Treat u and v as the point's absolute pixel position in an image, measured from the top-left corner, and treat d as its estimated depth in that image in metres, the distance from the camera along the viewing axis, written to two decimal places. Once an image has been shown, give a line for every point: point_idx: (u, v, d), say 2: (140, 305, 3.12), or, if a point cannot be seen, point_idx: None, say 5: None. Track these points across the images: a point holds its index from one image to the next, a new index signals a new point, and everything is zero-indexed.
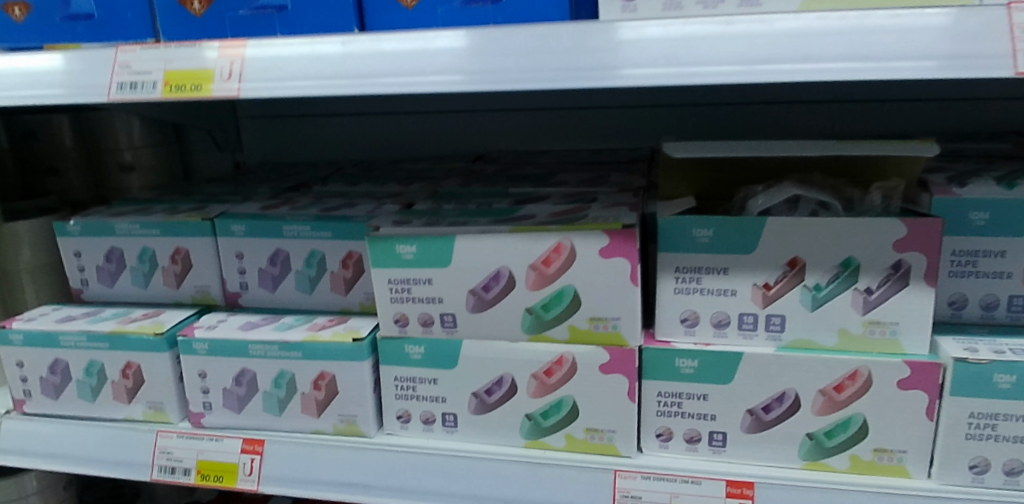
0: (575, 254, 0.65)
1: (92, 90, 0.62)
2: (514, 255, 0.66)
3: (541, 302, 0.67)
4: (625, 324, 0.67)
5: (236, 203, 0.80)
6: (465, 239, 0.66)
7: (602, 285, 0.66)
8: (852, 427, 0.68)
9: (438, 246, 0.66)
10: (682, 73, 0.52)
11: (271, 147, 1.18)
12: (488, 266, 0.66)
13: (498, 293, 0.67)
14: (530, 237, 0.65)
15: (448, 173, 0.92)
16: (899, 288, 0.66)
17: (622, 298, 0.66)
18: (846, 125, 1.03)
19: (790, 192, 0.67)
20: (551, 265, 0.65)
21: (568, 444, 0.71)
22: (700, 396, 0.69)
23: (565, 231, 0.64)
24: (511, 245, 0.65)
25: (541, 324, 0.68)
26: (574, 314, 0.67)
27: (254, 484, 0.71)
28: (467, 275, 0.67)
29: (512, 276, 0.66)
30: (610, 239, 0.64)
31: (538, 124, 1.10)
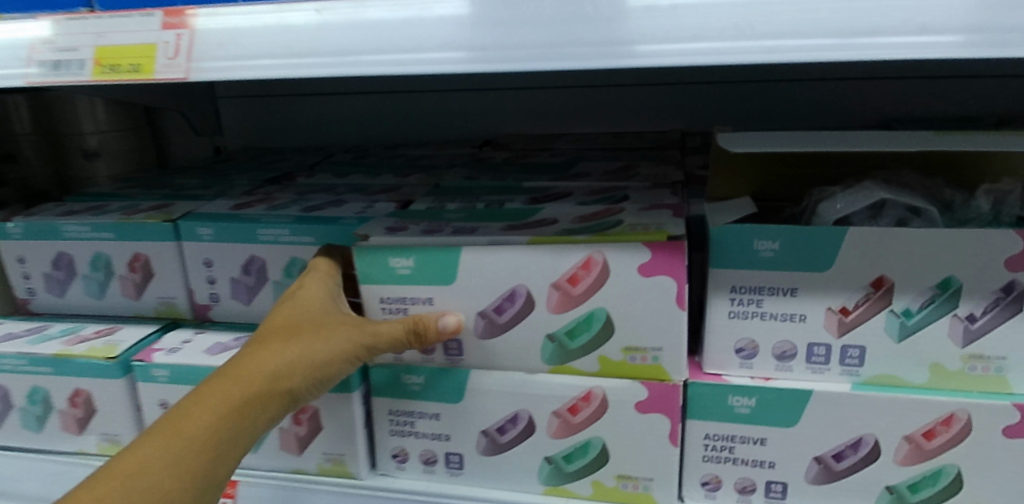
0: (608, 271, 0.52)
1: (9, 71, 0.50)
2: (533, 271, 0.53)
3: (566, 327, 0.55)
4: (668, 356, 0.55)
5: (207, 199, 0.69)
6: (472, 251, 0.54)
7: (641, 310, 0.53)
8: (942, 481, 0.56)
9: (441, 259, 0.54)
10: (757, 49, 0.39)
11: (255, 131, 1.05)
12: (500, 283, 0.54)
13: (513, 316, 0.55)
14: (552, 250, 0.52)
15: (452, 163, 0.80)
16: (1010, 316, 0.53)
17: (665, 325, 0.53)
18: (906, 106, 0.89)
19: (876, 195, 0.54)
20: (578, 284, 0.53)
21: (595, 492, 0.60)
22: (757, 440, 0.57)
23: (596, 242, 0.52)
24: (528, 260, 0.53)
25: (566, 354, 0.56)
26: (605, 342, 0.55)
27: None
28: (475, 295, 0.55)
29: (531, 296, 0.54)
30: (652, 254, 0.51)
31: (554, 104, 0.96)
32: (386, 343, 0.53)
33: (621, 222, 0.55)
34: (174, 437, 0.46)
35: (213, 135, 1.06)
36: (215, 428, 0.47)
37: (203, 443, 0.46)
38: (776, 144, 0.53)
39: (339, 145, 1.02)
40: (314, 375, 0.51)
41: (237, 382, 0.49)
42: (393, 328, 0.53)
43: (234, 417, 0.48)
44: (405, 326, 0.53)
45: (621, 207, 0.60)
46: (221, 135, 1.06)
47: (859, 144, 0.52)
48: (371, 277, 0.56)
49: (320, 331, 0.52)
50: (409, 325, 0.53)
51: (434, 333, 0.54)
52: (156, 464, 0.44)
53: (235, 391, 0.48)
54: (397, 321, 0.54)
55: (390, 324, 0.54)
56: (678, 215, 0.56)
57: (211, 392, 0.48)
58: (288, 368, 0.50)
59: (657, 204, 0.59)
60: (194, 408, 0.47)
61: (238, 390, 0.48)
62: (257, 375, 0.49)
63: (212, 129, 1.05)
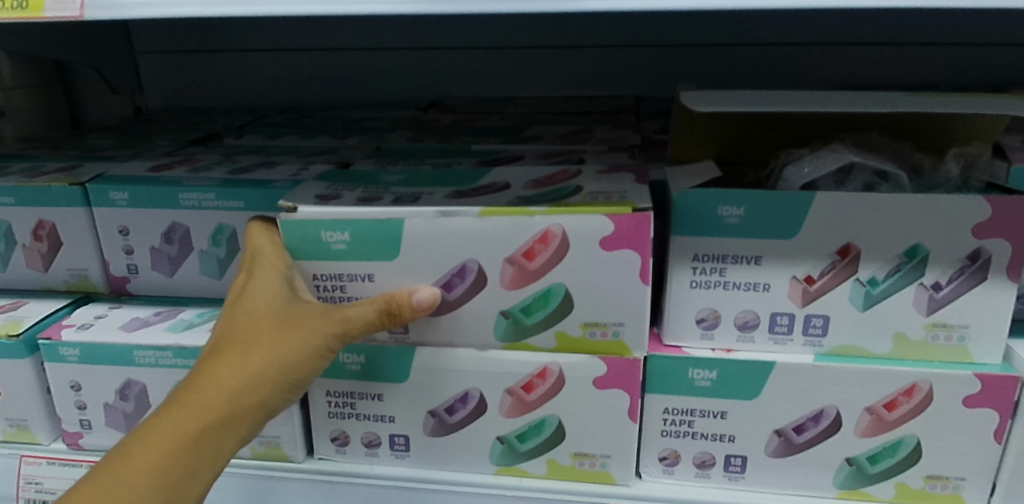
0: (567, 245, 0.48)
1: None
2: (484, 244, 0.49)
3: (521, 303, 0.51)
4: (630, 331, 0.51)
5: (121, 161, 0.63)
6: (416, 221, 0.49)
7: (600, 284, 0.50)
8: (901, 452, 0.55)
9: (381, 232, 0.49)
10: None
11: (182, 90, 0.97)
12: (446, 254, 0.50)
13: (463, 293, 0.51)
14: (504, 222, 0.48)
15: (395, 125, 0.74)
16: (975, 284, 0.51)
17: (627, 298, 0.50)
18: (868, 74, 0.86)
19: (846, 158, 0.51)
20: (534, 259, 0.49)
21: (550, 471, 0.57)
22: (716, 415, 0.55)
23: (553, 214, 0.47)
24: (480, 232, 0.48)
25: (521, 331, 0.52)
26: (563, 318, 0.52)
27: None
28: (423, 270, 0.50)
29: (483, 271, 0.50)
30: (617, 227, 0.47)
31: (504, 64, 0.90)
32: (360, 331, 0.47)
33: (581, 190, 0.51)
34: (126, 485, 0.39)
35: (134, 94, 0.98)
36: (174, 463, 0.40)
37: (160, 485, 0.40)
38: (742, 103, 0.49)
39: (274, 106, 0.95)
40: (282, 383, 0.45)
41: (196, 406, 0.42)
42: (364, 312, 0.47)
43: (196, 447, 0.41)
44: (377, 307, 0.48)
45: (578, 170, 0.55)
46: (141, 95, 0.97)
47: (825, 105, 0.49)
48: (304, 253, 0.50)
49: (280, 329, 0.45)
50: (382, 307, 0.48)
51: (412, 311, 0.49)
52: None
53: (190, 420, 0.41)
54: (368, 304, 0.48)
55: (362, 308, 0.47)
56: (643, 182, 0.52)
57: (162, 425, 0.41)
58: (252, 381, 0.43)
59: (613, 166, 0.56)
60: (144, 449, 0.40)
61: (195, 416, 0.42)
62: (217, 394, 0.43)
63: (130, 88, 0.96)
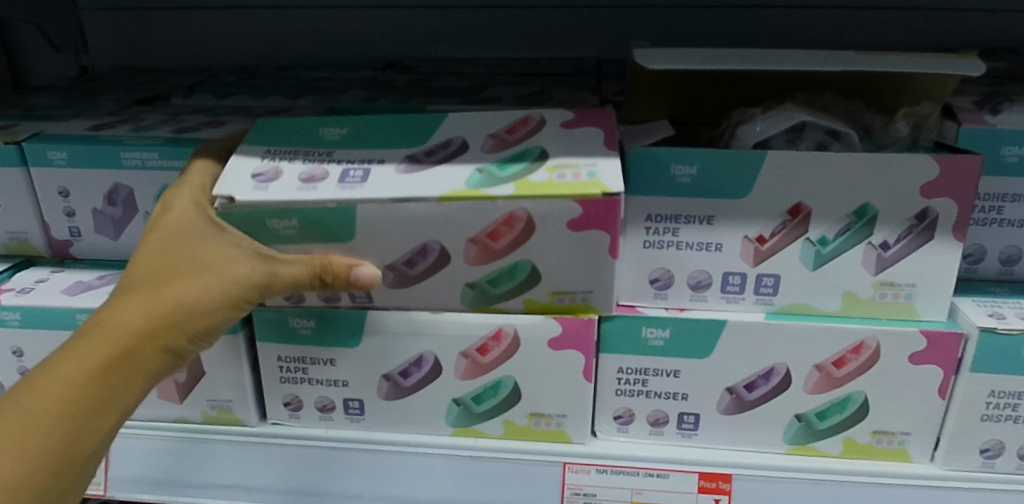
0: (532, 226, 0.48)
1: None
2: (442, 225, 0.48)
3: (488, 276, 0.51)
4: (600, 296, 0.51)
5: (60, 120, 0.60)
6: (366, 206, 0.47)
7: (558, 257, 0.49)
8: (850, 408, 0.56)
9: (335, 217, 0.47)
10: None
11: (131, 50, 0.93)
12: (395, 230, 0.48)
13: (427, 268, 0.50)
14: (464, 207, 0.46)
15: (350, 85, 0.72)
16: (922, 243, 0.52)
17: (588, 270, 0.50)
18: (831, 38, 0.85)
19: (797, 117, 0.51)
20: (499, 239, 0.48)
21: (506, 431, 0.57)
22: (670, 373, 0.56)
23: (515, 201, 0.46)
24: (438, 214, 0.47)
25: (488, 299, 0.52)
26: (533, 287, 0.51)
27: (100, 490, 0.56)
28: (377, 243, 0.49)
29: (445, 251, 0.49)
30: (584, 209, 0.46)
31: (464, 25, 0.88)
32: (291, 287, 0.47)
33: (548, 158, 0.48)
34: (28, 413, 0.39)
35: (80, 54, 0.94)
36: (81, 395, 0.41)
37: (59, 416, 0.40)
38: (692, 61, 0.48)
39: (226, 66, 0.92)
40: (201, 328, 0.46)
41: (103, 341, 0.42)
42: (296, 269, 0.47)
43: (104, 383, 0.42)
44: (311, 269, 0.47)
45: (540, 120, 0.51)
46: (87, 53, 0.93)
47: (776, 63, 0.48)
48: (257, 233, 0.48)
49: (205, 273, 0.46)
50: (316, 269, 0.47)
51: (346, 276, 0.48)
52: (8, 445, 0.38)
53: (94, 354, 0.42)
54: (303, 260, 0.48)
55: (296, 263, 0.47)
56: (614, 148, 0.49)
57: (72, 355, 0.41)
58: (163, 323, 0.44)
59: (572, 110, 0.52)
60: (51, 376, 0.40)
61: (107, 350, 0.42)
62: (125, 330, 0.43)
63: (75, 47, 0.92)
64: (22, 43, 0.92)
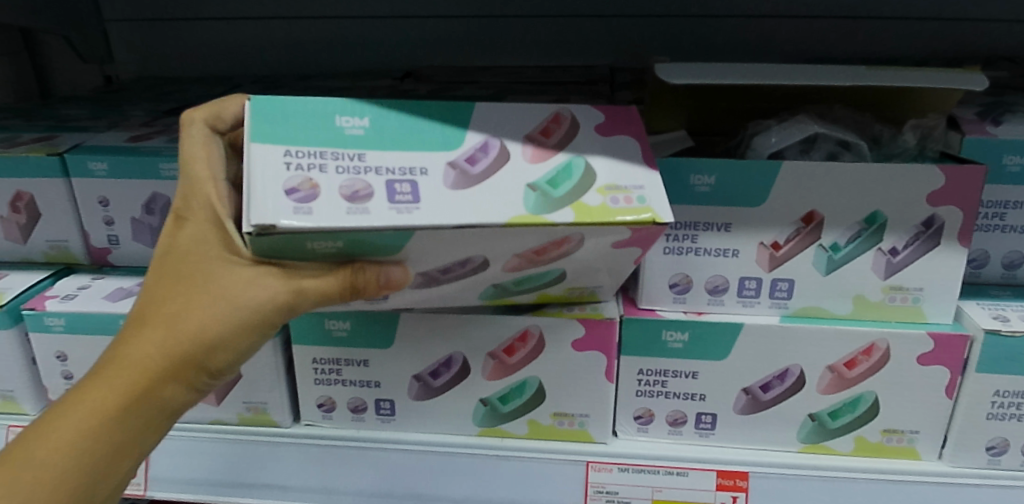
0: (580, 245, 0.45)
1: None
2: (494, 241, 0.42)
3: (513, 280, 0.50)
4: (606, 288, 0.55)
5: (96, 132, 0.62)
6: (423, 231, 0.40)
7: (585, 266, 0.49)
8: (860, 407, 0.59)
9: (389, 240, 0.41)
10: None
11: (153, 60, 0.95)
12: (439, 249, 0.43)
13: (459, 275, 0.47)
14: (526, 230, 0.41)
15: (371, 94, 0.74)
16: (929, 249, 0.55)
17: (614, 269, 0.50)
18: (834, 46, 0.88)
19: (811, 129, 0.54)
20: (542, 254, 0.45)
21: (531, 431, 0.59)
22: (689, 374, 0.58)
23: (576, 228, 0.41)
24: (494, 233, 0.41)
25: (504, 293, 0.52)
26: (552, 284, 0.52)
27: (140, 490, 0.58)
28: (415, 259, 0.44)
29: (485, 262, 0.45)
30: (634, 233, 0.43)
31: (478, 34, 0.91)
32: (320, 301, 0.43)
33: (595, 176, 0.44)
34: (52, 456, 0.42)
35: (103, 64, 0.96)
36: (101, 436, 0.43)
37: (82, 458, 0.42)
38: (711, 75, 0.51)
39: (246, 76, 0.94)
40: (222, 353, 0.44)
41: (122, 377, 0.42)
42: (323, 285, 0.43)
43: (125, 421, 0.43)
44: (341, 282, 0.43)
45: (573, 120, 0.47)
46: (112, 64, 0.95)
47: (790, 78, 0.51)
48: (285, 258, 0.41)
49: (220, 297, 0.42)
50: (346, 283, 0.43)
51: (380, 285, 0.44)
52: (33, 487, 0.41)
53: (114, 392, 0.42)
54: (331, 272, 0.43)
55: (324, 276, 0.43)
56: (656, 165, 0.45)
57: (94, 393, 0.42)
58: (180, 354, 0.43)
59: (602, 109, 0.48)
60: (73, 419, 0.42)
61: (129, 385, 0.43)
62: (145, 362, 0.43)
63: (100, 57, 0.95)
64: (50, 53, 0.94)
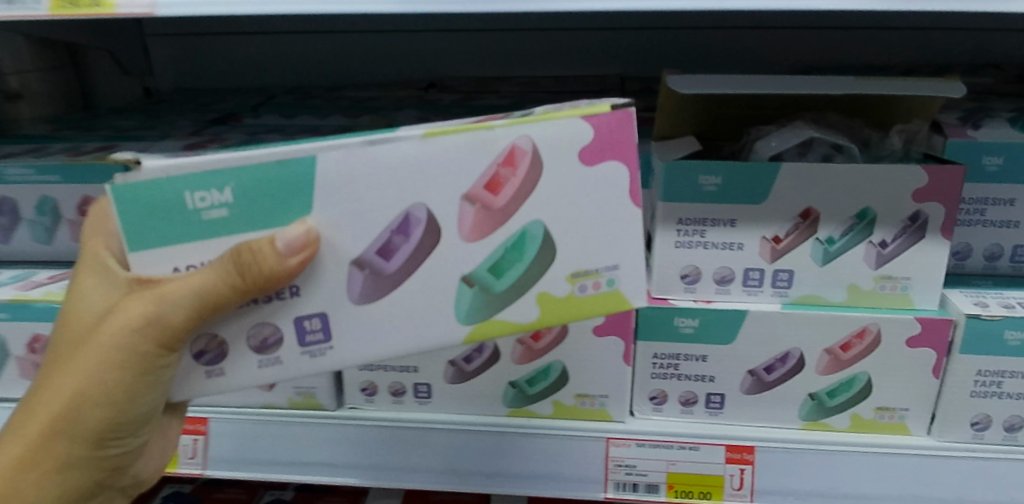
0: (539, 160, 0.42)
1: None
2: (430, 170, 0.41)
3: (488, 262, 0.44)
4: (625, 277, 0.46)
5: (152, 141, 0.68)
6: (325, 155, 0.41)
7: (578, 216, 0.44)
8: (855, 387, 0.65)
9: (285, 175, 0.40)
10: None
11: (190, 71, 1.01)
12: (367, 191, 0.41)
13: (407, 256, 0.43)
14: (455, 142, 0.41)
15: (399, 103, 0.79)
16: (915, 241, 0.60)
17: (613, 231, 0.44)
18: (828, 55, 0.94)
19: (807, 133, 0.60)
20: (499, 193, 0.42)
21: (555, 411, 0.64)
22: (700, 358, 0.64)
23: (513, 126, 0.41)
24: (424, 159, 0.41)
25: (490, 298, 0.45)
26: (543, 274, 0.45)
27: (199, 468, 0.64)
28: (351, 217, 0.42)
29: (433, 216, 0.43)
30: (594, 130, 0.42)
31: (496, 46, 0.97)
32: (196, 305, 0.42)
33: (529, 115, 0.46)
34: None
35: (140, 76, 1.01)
36: (24, 462, 0.48)
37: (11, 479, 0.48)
38: (720, 86, 0.56)
39: (276, 86, 1.00)
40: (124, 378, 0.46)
41: (39, 412, 0.47)
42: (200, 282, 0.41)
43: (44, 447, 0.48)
44: (221, 274, 0.41)
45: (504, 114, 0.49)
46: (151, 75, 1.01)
47: (788, 88, 0.56)
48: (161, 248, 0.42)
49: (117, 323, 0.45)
50: (226, 275, 0.41)
51: (264, 270, 0.41)
52: None
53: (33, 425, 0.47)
54: (208, 268, 0.41)
55: (200, 274, 0.42)
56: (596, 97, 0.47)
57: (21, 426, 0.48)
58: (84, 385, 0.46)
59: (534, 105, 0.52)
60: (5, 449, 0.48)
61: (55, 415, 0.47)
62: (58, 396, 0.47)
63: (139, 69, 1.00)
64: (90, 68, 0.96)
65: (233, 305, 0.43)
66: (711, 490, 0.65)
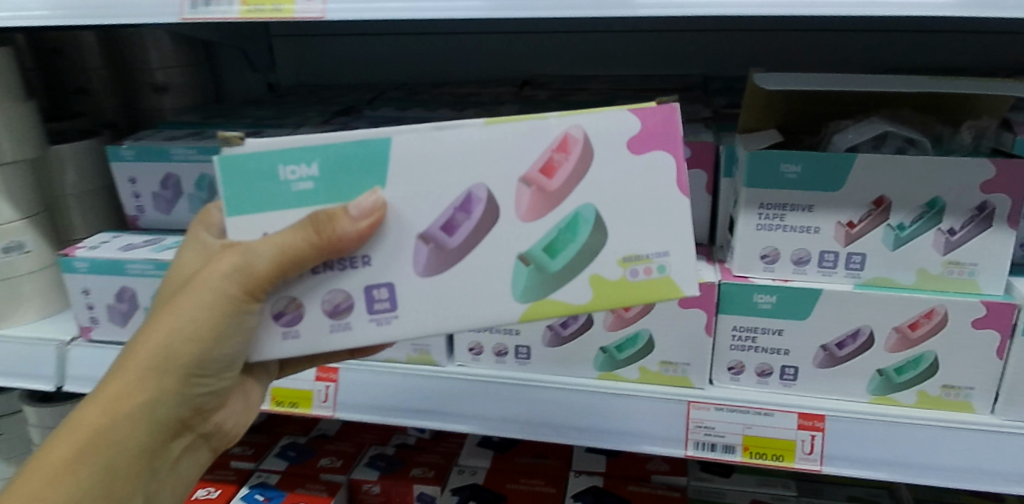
0: (589, 149, 0.48)
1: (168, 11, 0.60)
2: (493, 155, 0.48)
3: (544, 243, 0.50)
4: (674, 264, 0.50)
5: (292, 128, 0.78)
6: (404, 134, 0.47)
7: (635, 198, 0.50)
8: (922, 365, 0.69)
9: (365, 152, 0.47)
10: (797, 4, 0.52)
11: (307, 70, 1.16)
12: (437, 171, 0.48)
13: (469, 230, 0.49)
14: (515, 128, 0.48)
15: (498, 99, 0.88)
16: (982, 230, 0.65)
17: (668, 216, 0.50)
18: (895, 57, 1.02)
19: (883, 127, 0.65)
20: (553, 175, 0.48)
21: (641, 376, 0.72)
22: (776, 331, 0.70)
23: (566, 117, 0.48)
24: (486, 143, 0.48)
25: (544, 275, 0.51)
26: (594, 258, 0.51)
27: (329, 411, 0.75)
28: (424, 193, 0.48)
29: (494, 194, 0.49)
30: (641, 123, 0.48)
31: (584, 47, 1.08)
32: (274, 263, 0.48)
33: None
34: (84, 420, 0.55)
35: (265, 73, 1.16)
36: (113, 410, 0.54)
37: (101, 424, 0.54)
38: (804, 83, 0.63)
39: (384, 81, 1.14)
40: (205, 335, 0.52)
41: (131, 365, 0.54)
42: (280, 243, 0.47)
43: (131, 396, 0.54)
44: (300, 235, 0.47)
45: None
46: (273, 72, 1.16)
47: (867, 86, 0.62)
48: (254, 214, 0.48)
49: (207, 279, 0.51)
50: (305, 235, 0.47)
51: (339, 231, 0.46)
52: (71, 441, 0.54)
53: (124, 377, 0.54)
54: (287, 230, 0.47)
55: (281, 235, 0.47)
56: None
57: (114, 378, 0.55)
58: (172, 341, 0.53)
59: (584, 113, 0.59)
60: (99, 398, 0.55)
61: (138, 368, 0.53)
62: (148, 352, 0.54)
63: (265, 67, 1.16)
64: (225, 63, 1.14)
65: (306, 266, 0.48)
66: (783, 454, 0.70)
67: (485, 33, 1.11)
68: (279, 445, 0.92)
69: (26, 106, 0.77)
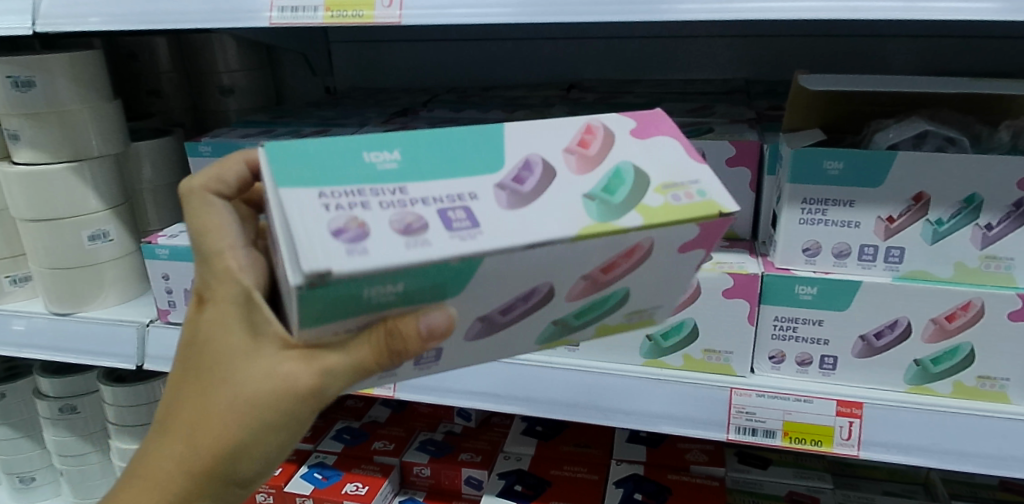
0: (648, 253, 0.45)
1: (254, 15, 0.66)
2: (573, 259, 0.42)
3: (575, 311, 0.50)
4: (661, 310, 0.56)
5: (356, 127, 0.83)
6: (496, 255, 0.38)
7: (652, 282, 0.49)
8: (959, 356, 0.71)
9: (456, 271, 0.39)
10: (838, 7, 0.56)
11: (365, 75, 1.24)
12: (512, 276, 0.41)
13: (520, 311, 0.47)
14: (600, 242, 0.41)
15: (547, 101, 0.93)
16: (1018, 226, 0.67)
17: (672, 288, 0.52)
18: (936, 62, 1.05)
19: (922, 126, 0.69)
20: (611, 272, 0.45)
21: (686, 363, 0.77)
22: (817, 322, 0.73)
23: (647, 229, 0.41)
24: (570, 251, 0.41)
25: (562, 328, 0.52)
26: (610, 314, 0.52)
27: (390, 392, 0.82)
28: (494, 291, 0.43)
29: (553, 290, 0.45)
30: (700, 229, 0.44)
31: (628, 51, 1.14)
32: (350, 372, 0.44)
33: (647, 178, 0.44)
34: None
35: (325, 77, 1.24)
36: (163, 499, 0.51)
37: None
38: (844, 84, 0.66)
39: (437, 83, 1.20)
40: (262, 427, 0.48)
41: (178, 457, 0.50)
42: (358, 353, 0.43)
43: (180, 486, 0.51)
44: (376, 344, 0.43)
45: (608, 132, 0.46)
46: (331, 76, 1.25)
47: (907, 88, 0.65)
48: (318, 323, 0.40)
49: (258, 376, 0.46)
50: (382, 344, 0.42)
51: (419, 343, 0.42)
52: None
53: (169, 467, 0.50)
54: (359, 338, 0.43)
55: (355, 344, 0.43)
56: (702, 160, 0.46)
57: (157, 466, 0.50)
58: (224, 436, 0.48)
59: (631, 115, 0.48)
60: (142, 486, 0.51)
61: (188, 462, 0.50)
62: (195, 444, 0.49)
63: (324, 71, 1.24)
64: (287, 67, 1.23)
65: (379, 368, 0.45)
66: (822, 439, 0.73)
67: (535, 39, 1.17)
68: (335, 428, 1.04)
69: (113, 106, 0.86)
